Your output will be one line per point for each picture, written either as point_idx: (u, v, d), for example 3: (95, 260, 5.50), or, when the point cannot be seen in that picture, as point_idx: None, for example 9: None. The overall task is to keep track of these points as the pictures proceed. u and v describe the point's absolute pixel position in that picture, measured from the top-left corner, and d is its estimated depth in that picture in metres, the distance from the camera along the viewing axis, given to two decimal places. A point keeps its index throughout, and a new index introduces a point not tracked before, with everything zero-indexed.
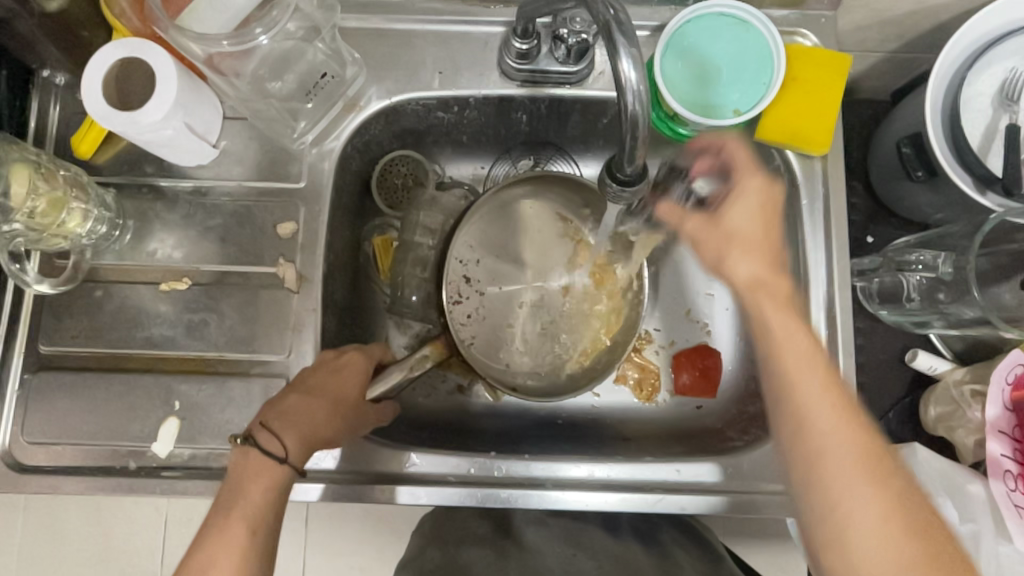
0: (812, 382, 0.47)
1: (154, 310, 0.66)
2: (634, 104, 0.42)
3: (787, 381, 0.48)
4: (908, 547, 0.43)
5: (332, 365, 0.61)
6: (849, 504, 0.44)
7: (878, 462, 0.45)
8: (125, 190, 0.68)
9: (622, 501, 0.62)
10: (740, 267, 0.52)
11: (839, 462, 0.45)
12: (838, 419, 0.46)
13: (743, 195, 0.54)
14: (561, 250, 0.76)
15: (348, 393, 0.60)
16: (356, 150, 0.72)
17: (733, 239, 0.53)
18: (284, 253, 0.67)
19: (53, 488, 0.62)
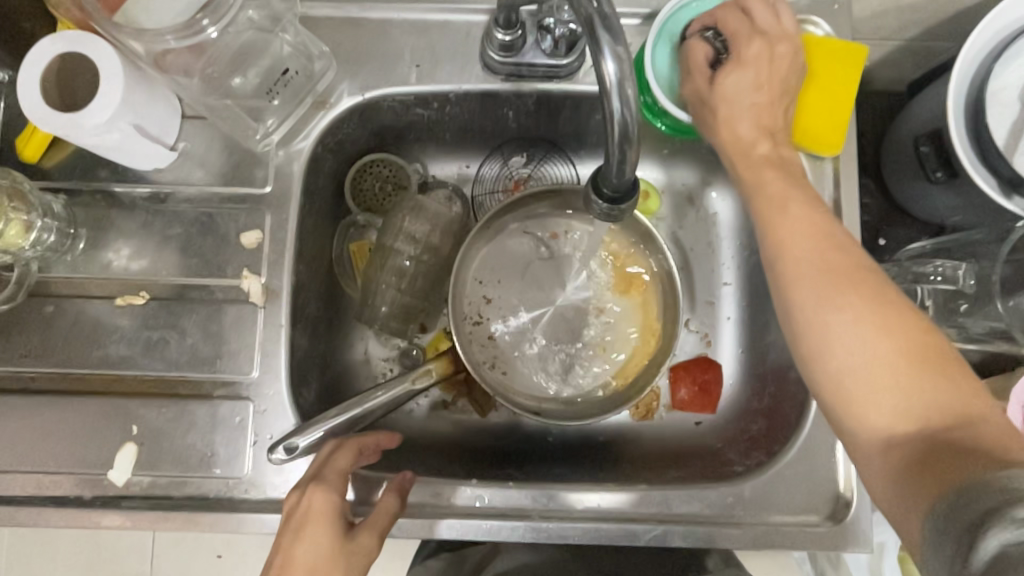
0: (803, 230, 0.47)
1: (110, 327, 0.61)
2: (621, 110, 0.36)
3: (778, 236, 0.48)
4: (906, 366, 0.41)
5: (291, 518, 0.51)
6: (836, 337, 0.43)
7: (876, 294, 0.43)
8: (78, 197, 0.63)
9: (615, 533, 0.58)
10: (734, 140, 0.54)
11: (832, 298, 0.44)
12: (832, 273, 0.45)
13: (748, 61, 0.54)
14: (594, 267, 0.71)
15: (320, 556, 0.50)
16: (328, 150, 0.66)
17: (749, 86, 0.54)
18: (249, 264, 0.62)
19: (5, 519, 0.58)
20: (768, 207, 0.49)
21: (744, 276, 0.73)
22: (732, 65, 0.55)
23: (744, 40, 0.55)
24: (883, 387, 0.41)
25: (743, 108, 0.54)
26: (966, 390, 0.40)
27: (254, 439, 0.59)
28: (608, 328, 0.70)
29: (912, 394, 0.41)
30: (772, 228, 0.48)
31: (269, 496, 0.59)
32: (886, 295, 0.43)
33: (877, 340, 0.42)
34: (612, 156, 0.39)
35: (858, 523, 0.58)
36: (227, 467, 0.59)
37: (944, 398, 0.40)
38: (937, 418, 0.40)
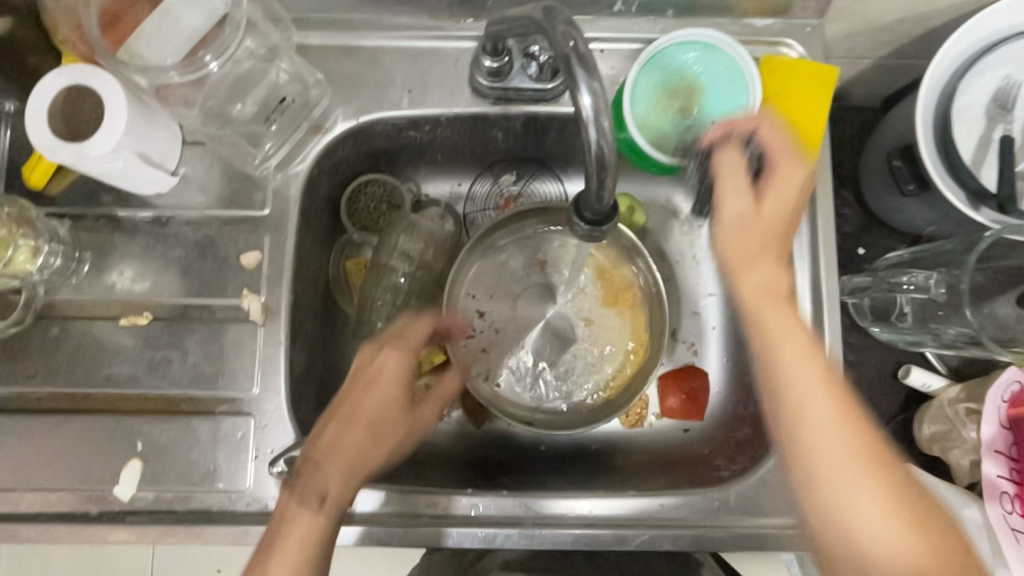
0: (805, 348, 0.48)
1: (114, 347, 0.63)
2: (597, 138, 0.39)
3: (785, 351, 0.49)
4: (909, 517, 0.44)
5: (340, 417, 0.56)
6: (845, 490, 0.45)
7: (879, 455, 0.46)
8: (83, 221, 0.65)
9: (606, 538, 0.60)
10: (752, 277, 0.52)
11: (847, 460, 0.45)
12: (837, 400, 0.47)
13: (773, 183, 0.54)
14: (584, 280, 0.73)
15: (342, 495, 0.54)
16: (323, 173, 0.69)
17: (766, 228, 0.53)
18: (248, 284, 0.64)
19: (13, 536, 0.59)
20: (777, 364, 0.49)
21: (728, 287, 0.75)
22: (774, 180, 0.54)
23: (778, 156, 0.54)
24: (882, 513, 0.44)
25: (762, 246, 0.52)
26: (946, 544, 0.45)
27: (255, 453, 0.61)
28: (598, 339, 0.73)
29: (903, 516, 0.45)
30: (781, 371, 0.48)
31: (270, 509, 0.60)
32: (888, 466, 0.46)
33: (872, 469, 0.45)
34: (593, 181, 0.41)
35: None
36: (229, 481, 0.61)
37: (924, 520, 0.45)
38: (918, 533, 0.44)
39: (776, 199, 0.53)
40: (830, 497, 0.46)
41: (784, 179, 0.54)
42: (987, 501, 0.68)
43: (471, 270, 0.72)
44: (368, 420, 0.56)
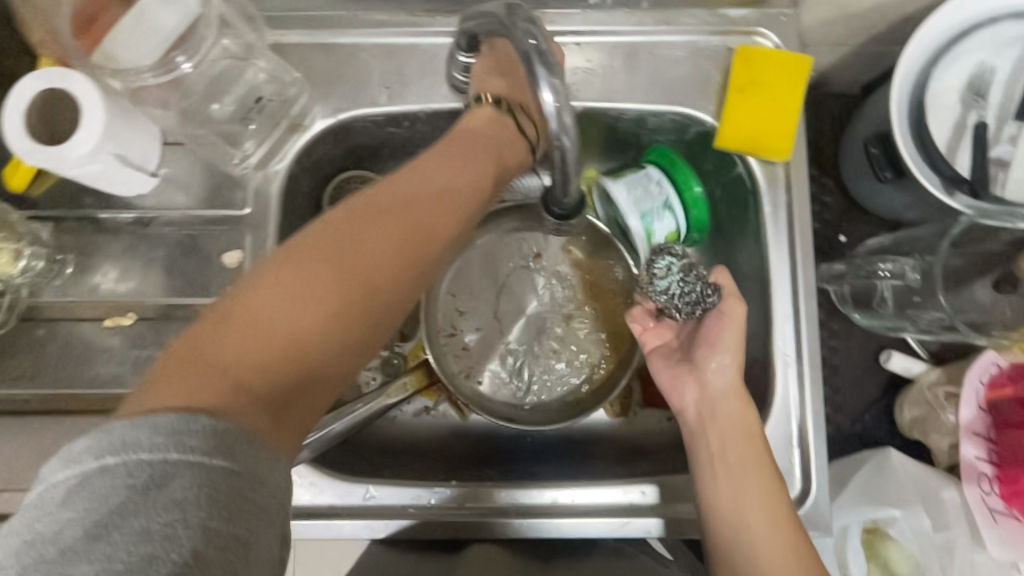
0: (742, 424, 0.58)
1: (99, 347, 0.64)
2: (561, 133, 0.40)
3: (721, 416, 0.59)
4: None
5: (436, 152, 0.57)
6: (754, 552, 0.54)
7: (788, 530, 0.55)
8: (64, 223, 0.66)
9: (588, 525, 0.61)
10: (714, 388, 0.60)
11: (761, 529, 0.55)
12: (758, 471, 0.57)
13: (732, 323, 0.60)
14: (563, 276, 0.74)
15: (424, 217, 0.51)
16: (304, 170, 0.69)
17: (730, 337, 0.60)
18: (231, 282, 0.65)
19: None
20: (717, 445, 0.58)
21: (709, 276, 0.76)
22: (723, 326, 0.60)
23: (730, 301, 0.60)
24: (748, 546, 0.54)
25: (723, 342, 0.60)
26: None
27: None
28: (579, 332, 0.74)
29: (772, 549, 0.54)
30: (720, 449, 0.58)
31: None
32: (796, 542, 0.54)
33: (760, 514, 0.55)
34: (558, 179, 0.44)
35: (817, 508, 0.61)
36: None
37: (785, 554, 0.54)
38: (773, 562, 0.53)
39: (731, 376, 0.60)
40: (725, 540, 0.55)
41: (735, 325, 0.60)
42: (965, 483, 0.69)
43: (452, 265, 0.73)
44: (436, 193, 0.53)
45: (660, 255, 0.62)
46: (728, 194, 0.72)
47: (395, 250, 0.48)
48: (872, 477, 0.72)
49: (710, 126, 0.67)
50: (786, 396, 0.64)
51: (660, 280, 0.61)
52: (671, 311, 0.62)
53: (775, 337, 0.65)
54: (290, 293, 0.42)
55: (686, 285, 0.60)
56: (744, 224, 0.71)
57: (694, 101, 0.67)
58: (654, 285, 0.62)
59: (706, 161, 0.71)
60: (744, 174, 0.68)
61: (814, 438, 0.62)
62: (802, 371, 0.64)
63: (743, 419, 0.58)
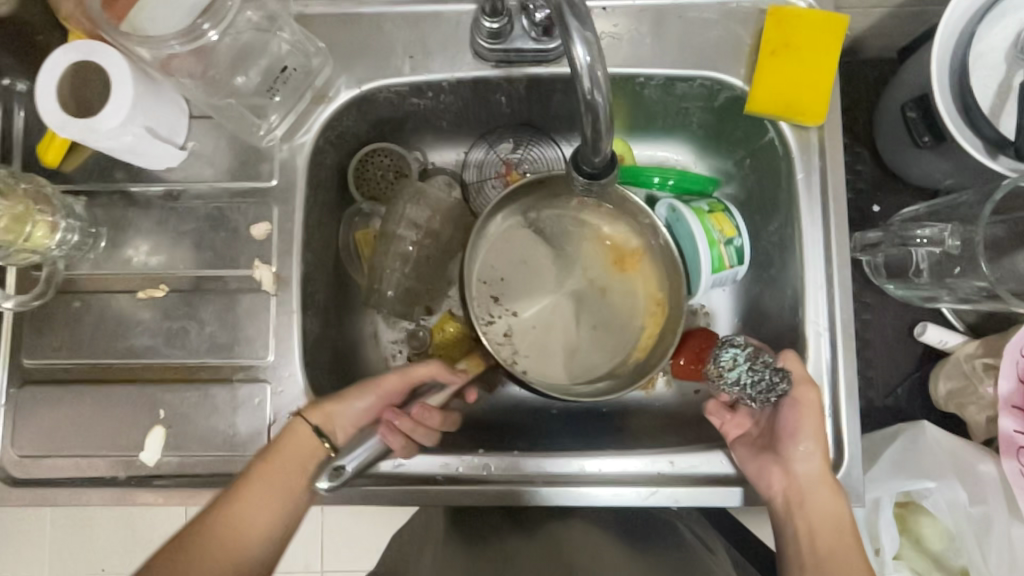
0: (832, 511, 0.58)
1: (134, 319, 0.65)
2: (590, 90, 0.40)
3: (809, 510, 0.58)
4: None
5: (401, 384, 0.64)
6: None
7: None
8: (97, 197, 0.66)
9: (614, 495, 0.61)
10: (802, 477, 0.59)
11: None
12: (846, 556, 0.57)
13: (810, 413, 0.59)
14: (587, 256, 0.74)
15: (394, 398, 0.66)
16: (329, 143, 0.69)
17: (813, 424, 0.59)
18: (259, 254, 0.65)
19: (48, 500, 0.62)
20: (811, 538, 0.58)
21: None
22: (802, 419, 0.59)
23: (801, 389, 0.59)
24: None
25: (805, 430, 0.59)
26: None
27: (273, 418, 0.63)
28: (613, 308, 0.73)
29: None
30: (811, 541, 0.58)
31: None
32: None
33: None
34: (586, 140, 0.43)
35: (849, 478, 0.60)
36: (248, 445, 0.63)
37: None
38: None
39: (815, 466, 0.59)
40: None
41: (810, 410, 0.59)
42: (1002, 456, 0.67)
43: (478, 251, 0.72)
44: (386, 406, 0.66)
45: (723, 347, 0.62)
46: (759, 162, 0.70)
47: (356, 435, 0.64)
48: (906, 449, 0.71)
49: (741, 90, 0.65)
50: (817, 365, 0.62)
51: (729, 373, 0.61)
52: (745, 399, 0.62)
53: (807, 306, 0.63)
54: (264, 509, 0.58)
55: (755, 375, 0.60)
56: (775, 191, 0.69)
57: (724, 64, 0.65)
58: (724, 379, 0.62)
59: (736, 128, 0.70)
60: (775, 139, 0.66)
61: (847, 408, 0.61)
62: (835, 340, 0.62)
63: (830, 506, 0.58)
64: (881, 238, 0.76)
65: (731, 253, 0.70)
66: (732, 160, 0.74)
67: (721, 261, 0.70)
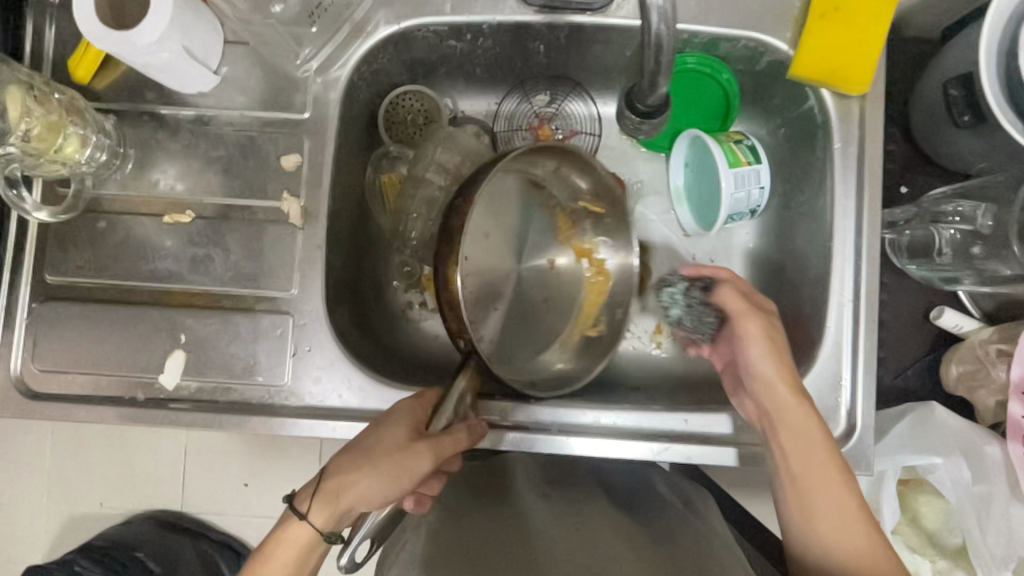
0: (810, 448, 0.54)
1: (158, 243, 0.65)
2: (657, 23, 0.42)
3: (789, 453, 0.55)
4: None
5: (403, 457, 0.54)
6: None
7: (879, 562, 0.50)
8: (127, 117, 0.66)
9: (628, 449, 0.62)
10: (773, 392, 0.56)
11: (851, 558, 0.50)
12: (832, 495, 0.52)
13: (754, 336, 0.57)
14: (542, 226, 0.72)
15: (391, 440, 0.55)
16: (363, 80, 0.68)
17: (766, 343, 0.57)
18: (289, 187, 0.65)
19: (65, 416, 0.63)
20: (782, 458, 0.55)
21: (766, 218, 0.75)
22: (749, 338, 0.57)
23: (744, 310, 0.57)
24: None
25: (761, 349, 0.57)
26: None
27: (293, 351, 0.64)
28: (561, 281, 0.73)
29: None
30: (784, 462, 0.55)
31: (307, 404, 0.63)
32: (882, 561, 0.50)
33: (857, 555, 0.50)
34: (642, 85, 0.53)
35: (860, 446, 0.61)
36: (268, 375, 0.63)
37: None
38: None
39: (781, 401, 0.55)
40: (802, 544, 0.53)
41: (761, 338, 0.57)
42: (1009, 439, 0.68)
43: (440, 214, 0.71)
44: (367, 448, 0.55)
45: (665, 287, 0.66)
46: (794, 131, 0.70)
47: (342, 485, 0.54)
48: (914, 427, 0.71)
49: (785, 55, 0.64)
50: (838, 335, 0.63)
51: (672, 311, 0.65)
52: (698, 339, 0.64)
53: (832, 277, 0.63)
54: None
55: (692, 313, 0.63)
56: (809, 162, 0.68)
57: (771, 26, 0.64)
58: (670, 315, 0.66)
59: (776, 93, 0.70)
60: (814, 108, 0.66)
61: (865, 379, 0.62)
62: (858, 310, 0.62)
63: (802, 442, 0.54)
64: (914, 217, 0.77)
65: (744, 150, 0.69)
66: (768, 127, 0.74)
67: (736, 155, 0.68)
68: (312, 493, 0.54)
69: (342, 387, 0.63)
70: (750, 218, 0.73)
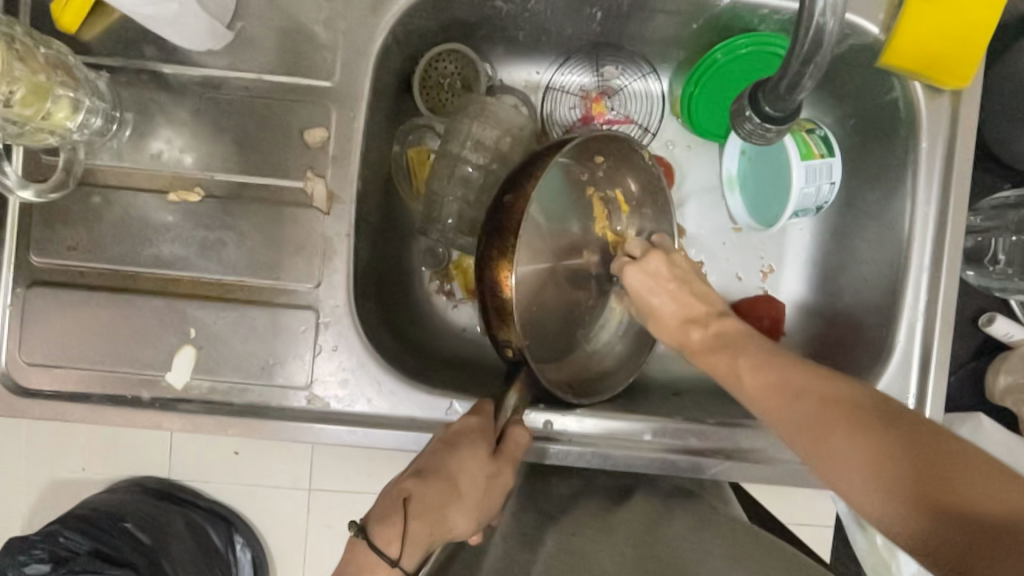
0: (762, 386, 0.46)
1: (162, 223, 0.57)
2: (823, 18, 0.42)
3: (757, 405, 0.46)
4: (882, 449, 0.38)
5: (493, 483, 0.51)
6: (826, 443, 0.40)
7: (843, 407, 0.41)
8: (124, 76, 0.57)
9: (678, 464, 0.58)
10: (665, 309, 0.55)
11: (813, 417, 0.42)
12: (784, 385, 0.45)
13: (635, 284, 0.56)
14: (577, 213, 0.61)
15: (479, 467, 0.50)
16: (397, 44, 0.60)
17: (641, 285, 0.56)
18: (312, 165, 0.57)
19: (60, 415, 0.56)
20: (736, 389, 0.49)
21: (825, 214, 0.69)
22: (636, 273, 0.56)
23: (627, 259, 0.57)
24: (909, 511, 0.35)
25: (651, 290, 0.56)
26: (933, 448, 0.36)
27: (317, 350, 0.57)
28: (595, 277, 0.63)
29: (974, 497, 0.34)
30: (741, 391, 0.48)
31: (332, 409, 0.57)
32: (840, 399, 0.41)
33: (800, 420, 0.43)
34: (779, 81, 0.49)
35: None
36: (289, 376, 0.57)
37: (957, 484, 0.34)
38: (949, 492, 0.35)
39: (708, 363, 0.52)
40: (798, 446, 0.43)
41: (673, 305, 0.55)
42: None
43: (456, 197, 0.64)
44: (453, 477, 0.50)
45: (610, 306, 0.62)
46: (868, 123, 0.64)
47: (433, 520, 0.48)
48: (967, 441, 0.71)
49: (873, 39, 0.58)
50: (907, 350, 0.59)
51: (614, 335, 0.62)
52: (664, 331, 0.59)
53: (906, 287, 0.59)
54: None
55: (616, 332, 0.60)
56: (885, 159, 0.62)
57: (862, 6, 0.57)
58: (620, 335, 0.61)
59: (850, 82, 0.64)
60: (899, 100, 0.60)
61: (934, 400, 0.57)
62: (932, 326, 0.58)
63: (756, 378, 0.47)
64: (994, 224, 0.73)
65: (818, 141, 0.63)
66: (835, 116, 0.68)
67: (808, 147, 0.62)
68: (400, 531, 0.47)
69: (370, 392, 0.58)
70: (813, 215, 0.68)
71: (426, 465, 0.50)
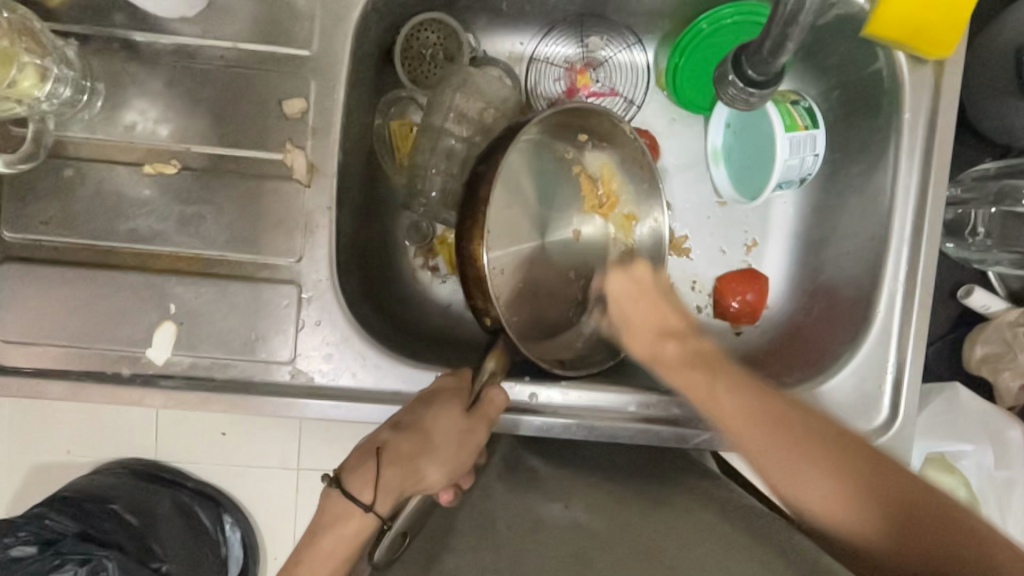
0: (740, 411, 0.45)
1: (137, 197, 0.55)
2: None
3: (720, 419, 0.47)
4: (851, 479, 0.40)
5: (465, 439, 0.50)
6: (799, 478, 0.41)
7: (807, 442, 0.42)
8: (94, 44, 0.55)
9: (662, 434, 0.59)
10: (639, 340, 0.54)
11: (785, 451, 0.42)
12: (757, 417, 0.44)
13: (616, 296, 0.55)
14: (565, 190, 0.64)
15: (448, 420, 0.50)
16: (377, 12, 0.59)
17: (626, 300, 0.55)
18: (291, 136, 0.56)
19: (38, 393, 0.55)
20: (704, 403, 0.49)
21: (809, 187, 0.70)
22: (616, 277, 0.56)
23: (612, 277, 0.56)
24: (877, 524, 0.38)
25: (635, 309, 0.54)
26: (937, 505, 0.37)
27: (300, 325, 0.57)
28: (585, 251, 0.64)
29: (938, 513, 0.37)
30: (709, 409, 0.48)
31: (316, 384, 0.57)
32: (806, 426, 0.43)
33: (768, 450, 0.43)
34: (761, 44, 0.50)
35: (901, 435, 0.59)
36: (272, 351, 0.56)
37: (927, 507, 0.37)
38: (911, 516, 0.37)
39: (680, 378, 0.50)
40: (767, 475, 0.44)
41: (650, 315, 0.53)
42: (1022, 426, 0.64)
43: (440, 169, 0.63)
44: (424, 430, 0.49)
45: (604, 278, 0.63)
46: (852, 94, 0.64)
47: (402, 471, 0.48)
48: (945, 410, 0.73)
49: (858, 9, 0.58)
50: (888, 320, 0.59)
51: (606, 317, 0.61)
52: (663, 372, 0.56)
53: (887, 257, 0.59)
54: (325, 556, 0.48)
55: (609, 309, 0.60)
56: (868, 131, 0.62)
57: None
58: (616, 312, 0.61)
59: (835, 53, 0.63)
60: (882, 71, 0.60)
61: (912, 368, 0.58)
62: (911, 295, 0.59)
63: (732, 403, 0.46)
64: (972, 195, 0.74)
65: (802, 113, 0.63)
66: (819, 89, 0.68)
67: (792, 117, 0.62)
68: (372, 477, 0.48)
69: (354, 367, 0.57)
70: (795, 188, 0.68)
71: (402, 419, 0.50)
